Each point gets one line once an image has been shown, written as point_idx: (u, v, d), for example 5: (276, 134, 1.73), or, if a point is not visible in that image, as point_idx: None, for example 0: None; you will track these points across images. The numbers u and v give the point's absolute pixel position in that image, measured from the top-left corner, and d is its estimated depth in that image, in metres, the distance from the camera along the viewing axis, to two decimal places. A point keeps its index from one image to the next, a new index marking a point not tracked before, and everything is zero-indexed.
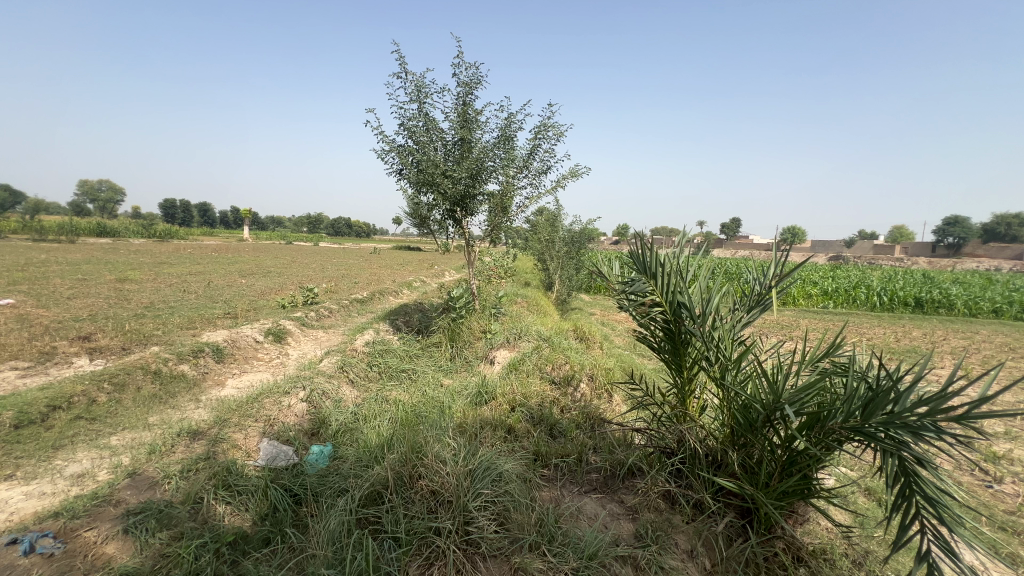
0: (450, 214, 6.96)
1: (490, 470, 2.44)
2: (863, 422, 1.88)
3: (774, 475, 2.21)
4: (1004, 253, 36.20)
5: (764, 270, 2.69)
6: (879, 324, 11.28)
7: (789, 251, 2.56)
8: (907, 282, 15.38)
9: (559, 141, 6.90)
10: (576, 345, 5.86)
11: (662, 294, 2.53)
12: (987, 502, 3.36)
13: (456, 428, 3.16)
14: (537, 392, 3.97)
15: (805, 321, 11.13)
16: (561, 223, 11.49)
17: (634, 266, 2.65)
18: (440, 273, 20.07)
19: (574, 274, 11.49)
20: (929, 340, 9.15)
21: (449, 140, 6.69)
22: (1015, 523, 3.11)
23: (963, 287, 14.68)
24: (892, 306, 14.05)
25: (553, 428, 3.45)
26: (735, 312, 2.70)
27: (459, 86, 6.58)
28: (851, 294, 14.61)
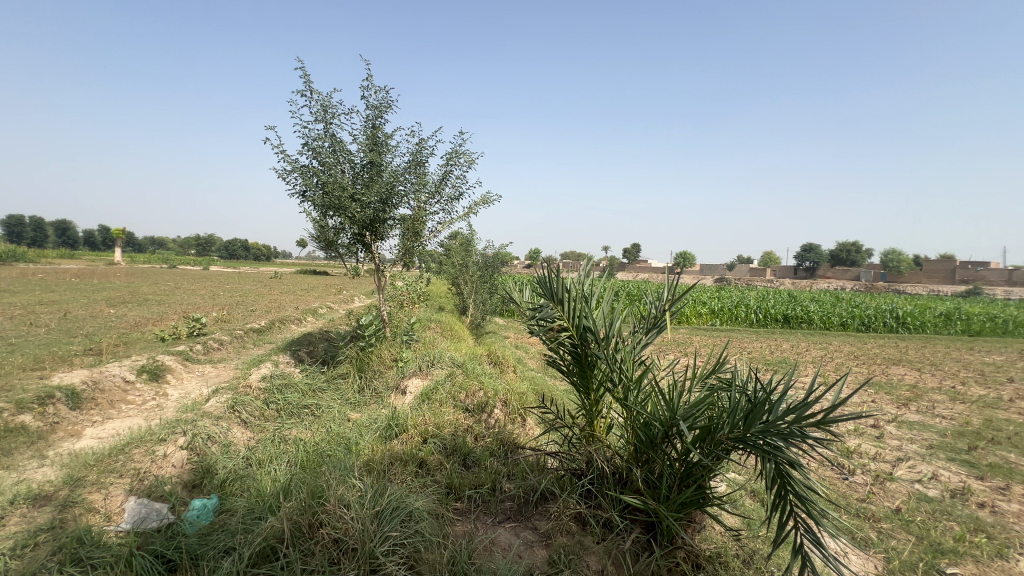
0: (359, 238, 6.71)
1: (399, 510, 2.32)
2: (746, 432, 2.09)
3: (673, 488, 2.35)
4: (847, 276, 43.15)
5: (660, 294, 2.91)
6: (757, 339, 12.76)
7: (679, 276, 2.81)
8: (776, 300, 17.62)
9: (470, 169, 7.04)
10: (490, 370, 5.86)
11: (569, 319, 2.63)
12: (845, 493, 3.87)
13: (362, 467, 2.97)
14: (449, 422, 3.88)
15: (697, 338, 12.24)
16: (474, 248, 11.57)
17: (542, 292, 2.73)
18: (349, 299, 19.17)
19: (487, 298, 11.61)
20: (794, 351, 10.53)
21: (358, 162, 6.49)
22: (866, 508, 3.63)
23: (819, 304, 17.20)
24: (766, 322, 16.00)
25: (466, 458, 3.39)
26: (635, 334, 2.87)
27: (368, 108, 6.45)
28: (733, 312, 16.36)
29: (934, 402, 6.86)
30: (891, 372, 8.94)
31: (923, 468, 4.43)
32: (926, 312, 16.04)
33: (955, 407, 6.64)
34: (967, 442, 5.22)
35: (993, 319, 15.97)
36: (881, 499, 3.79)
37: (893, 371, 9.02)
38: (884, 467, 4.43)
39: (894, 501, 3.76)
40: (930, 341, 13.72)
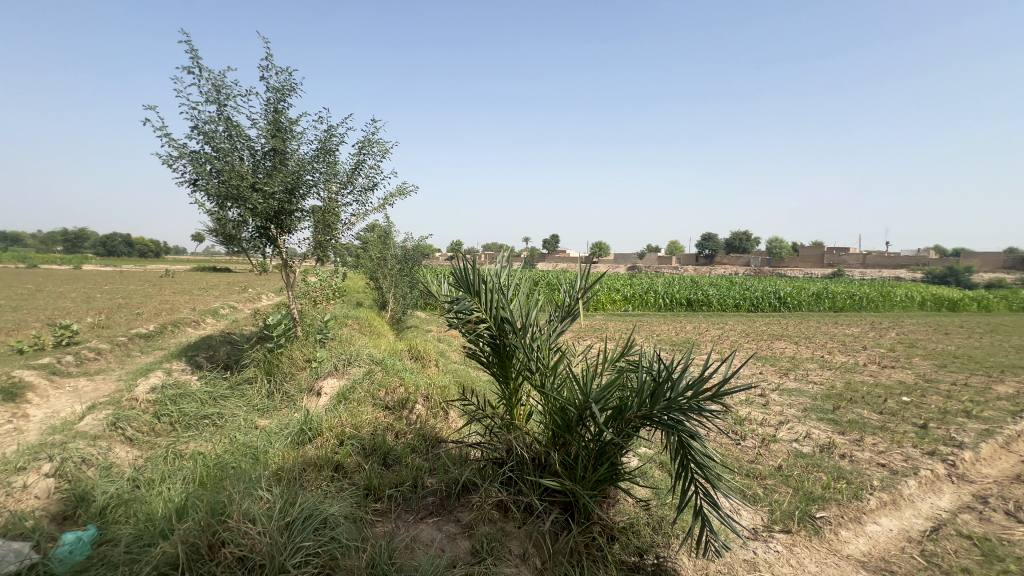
0: (263, 231, 6.20)
1: (313, 518, 2.21)
2: (652, 409, 2.25)
3: (588, 467, 2.48)
4: (740, 262, 48.01)
5: (573, 283, 3.02)
6: (665, 322, 13.78)
7: (591, 265, 2.93)
8: (680, 285, 19.12)
9: (384, 158, 6.79)
10: (411, 365, 5.75)
11: (486, 310, 2.64)
12: (738, 457, 4.34)
13: (271, 477, 2.78)
14: (368, 421, 3.75)
15: (612, 323, 12.94)
16: (393, 240, 11.22)
17: (458, 284, 2.71)
18: (255, 298, 17.72)
19: (408, 291, 11.34)
20: (696, 332, 11.54)
21: (258, 149, 5.97)
22: (754, 468, 4.09)
23: (717, 288, 18.97)
24: (672, 306, 17.33)
25: (387, 457, 3.30)
26: (551, 323, 2.95)
27: (268, 90, 5.94)
28: (644, 298, 17.50)
29: (807, 371, 7.88)
30: (774, 346, 10.12)
31: (799, 429, 5.09)
32: (801, 293, 18.36)
33: (823, 374, 7.69)
34: (832, 403, 6.07)
35: (851, 297, 18.69)
36: (766, 459, 4.30)
37: (776, 345, 10.22)
38: (769, 431, 5.02)
39: (776, 460, 4.29)
40: (804, 317, 15.73)
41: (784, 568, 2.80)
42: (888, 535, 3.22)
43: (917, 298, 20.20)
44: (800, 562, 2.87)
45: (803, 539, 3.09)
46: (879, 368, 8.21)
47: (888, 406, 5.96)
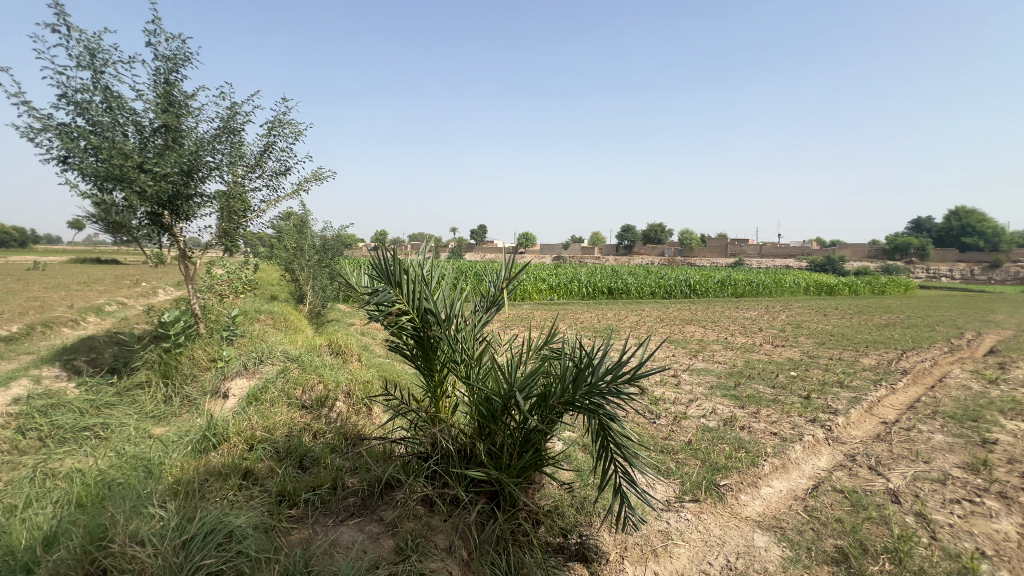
0: (155, 218, 5.51)
1: (216, 533, 2.03)
2: (574, 394, 2.31)
3: (513, 455, 2.51)
4: (655, 252, 51.15)
5: (498, 273, 3.01)
6: (588, 310, 14.34)
7: (515, 254, 2.93)
8: (602, 274, 19.96)
9: (297, 140, 6.32)
10: (331, 361, 5.46)
11: (408, 302, 2.55)
12: (654, 435, 4.64)
13: (167, 491, 2.51)
14: (283, 423, 3.51)
15: (539, 312, 13.21)
16: (310, 229, 10.54)
17: (378, 275, 2.58)
18: (148, 292, 15.83)
19: (327, 283, 10.74)
20: (617, 319, 12.13)
21: (145, 125, 5.29)
22: (668, 444, 4.40)
23: (635, 277, 20.05)
24: (595, 294, 18.05)
25: (304, 459, 3.11)
26: (476, 313, 2.92)
27: (156, 58, 5.27)
28: (569, 287, 18.03)
29: (714, 352, 8.60)
30: (686, 330, 10.92)
31: (706, 406, 5.54)
32: (708, 280, 19.97)
33: (727, 354, 8.44)
34: (734, 381, 6.68)
35: (749, 284, 20.69)
36: (678, 435, 4.64)
37: (687, 329, 11.02)
38: (681, 409, 5.41)
39: (687, 435, 4.64)
40: (710, 303, 17.15)
41: (693, 534, 3.04)
42: (779, 496, 3.61)
43: (802, 284, 22.79)
44: (707, 527, 3.14)
45: (709, 506, 3.38)
46: (772, 347, 9.17)
47: (780, 381, 6.67)
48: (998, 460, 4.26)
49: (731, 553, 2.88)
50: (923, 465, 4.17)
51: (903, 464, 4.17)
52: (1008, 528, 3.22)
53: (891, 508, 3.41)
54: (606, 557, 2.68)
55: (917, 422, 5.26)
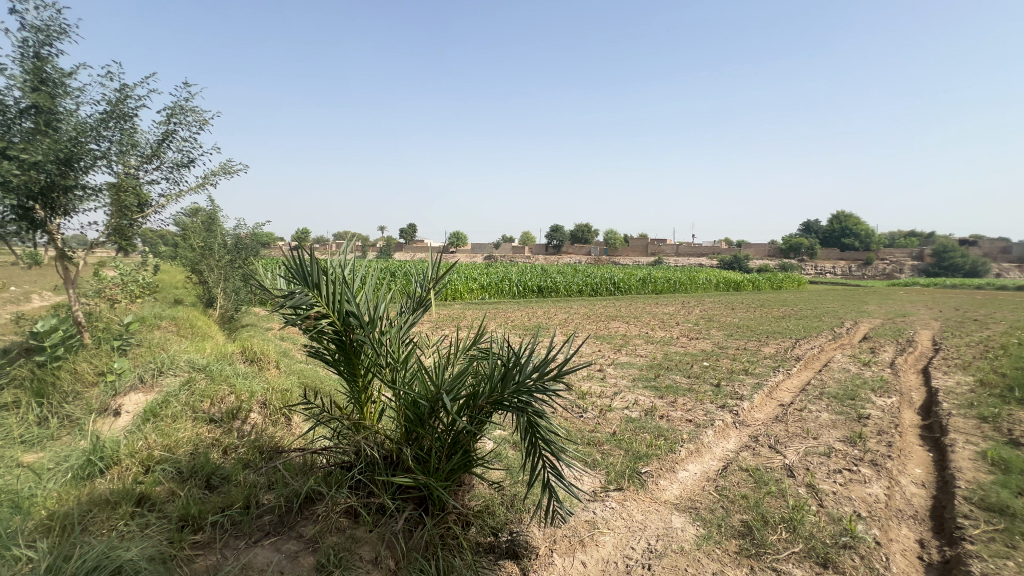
0: (24, 213, 4.77)
1: (102, 571, 1.80)
2: (502, 393, 2.33)
3: (442, 458, 2.47)
4: (582, 252, 52.96)
5: (424, 274, 2.93)
6: (518, 309, 14.51)
7: (441, 254, 2.87)
8: (532, 273, 20.29)
9: (202, 129, 5.78)
10: (245, 369, 5.06)
11: (328, 305, 2.41)
12: (581, 428, 4.79)
13: (40, 528, 2.18)
14: (186, 440, 3.19)
15: (469, 312, 13.15)
16: (219, 226, 9.68)
17: (293, 277, 2.41)
18: (14, 298, 13.63)
19: (240, 285, 9.93)
20: (546, 317, 12.39)
21: (9, 104, 4.55)
22: (594, 437, 4.57)
23: (564, 275, 20.61)
24: (525, 293, 18.31)
25: (211, 478, 2.85)
26: (402, 315, 2.83)
27: (23, 28, 4.56)
28: (499, 286, 18.11)
29: (636, 346, 9.06)
30: (611, 326, 11.40)
31: (629, 398, 5.83)
32: (631, 278, 21.07)
33: (648, 348, 8.95)
34: (654, 373, 7.09)
35: (667, 281, 22.09)
36: (604, 427, 4.84)
37: (612, 325, 11.52)
38: (607, 402, 5.65)
39: (612, 427, 4.85)
40: (633, 300, 18.08)
41: (618, 521, 3.18)
42: (694, 478, 3.89)
43: (713, 281, 24.73)
44: (631, 513, 3.30)
45: (632, 494, 3.55)
46: (687, 340, 9.88)
47: (694, 372, 7.18)
48: (870, 432, 4.91)
49: (652, 536, 3.05)
50: (812, 441, 4.69)
51: (797, 441, 4.66)
52: (879, 491, 3.71)
53: (787, 482, 3.81)
54: (536, 552, 2.72)
55: (807, 402, 5.92)
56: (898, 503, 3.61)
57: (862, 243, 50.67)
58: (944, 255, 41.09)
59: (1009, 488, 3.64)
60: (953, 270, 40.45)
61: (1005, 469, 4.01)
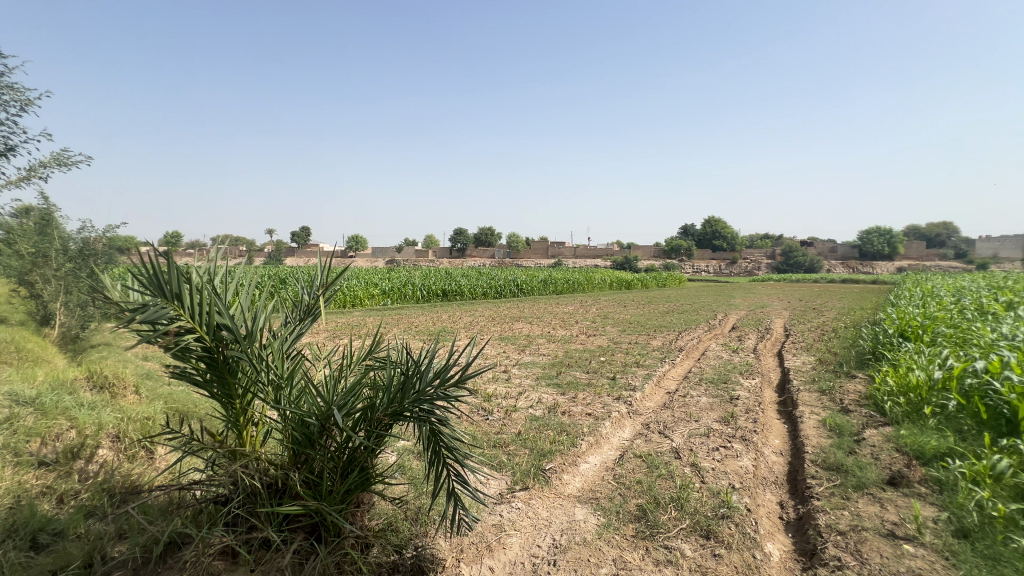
0: None
1: None
2: (401, 404, 2.22)
3: (336, 479, 2.29)
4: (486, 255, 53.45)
5: (312, 279, 2.67)
6: (423, 313, 14.16)
7: (332, 258, 2.63)
8: (436, 277, 19.94)
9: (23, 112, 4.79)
10: (92, 397, 4.27)
11: (193, 318, 2.07)
12: (487, 431, 4.78)
13: None
14: (6, 491, 2.59)
15: (370, 319, 12.52)
16: (55, 229, 8.08)
17: (146, 287, 2.03)
18: None
19: (86, 298, 8.39)
20: (451, 321, 12.25)
21: None
22: (500, 438, 4.59)
23: (469, 278, 20.57)
24: (429, 297, 17.93)
25: (41, 534, 2.35)
26: (286, 326, 2.55)
27: None
28: (403, 291, 17.49)
29: (540, 346, 9.31)
30: (515, 327, 11.61)
31: (534, 397, 5.96)
32: (534, 280, 21.73)
33: (550, 346, 9.27)
34: (556, 371, 7.33)
35: (567, 282, 23.14)
36: (509, 427, 4.88)
37: (516, 327, 11.73)
38: (511, 402, 5.72)
39: (517, 427, 4.91)
40: (536, 300, 18.64)
41: (523, 521, 3.21)
42: (594, 470, 4.08)
43: (608, 281, 26.43)
44: (536, 511, 3.35)
45: (537, 492, 3.62)
46: (586, 337, 10.40)
47: (593, 367, 7.56)
48: (740, 411, 5.56)
49: (556, 531, 3.13)
50: (694, 423, 5.19)
51: (682, 425, 5.12)
52: (748, 463, 4.21)
53: (674, 463, 4.16)
54: (442, 564, 2.64)
55: (689, 388, 6.54)
56: (763, 472, 4.12)
57: (728, 244, 57.79)
58: (790, 255, 48.42)
59: (842, 449, 4.34)
60: (796, 267, 47.79)
61: (839, 433, 4.78)
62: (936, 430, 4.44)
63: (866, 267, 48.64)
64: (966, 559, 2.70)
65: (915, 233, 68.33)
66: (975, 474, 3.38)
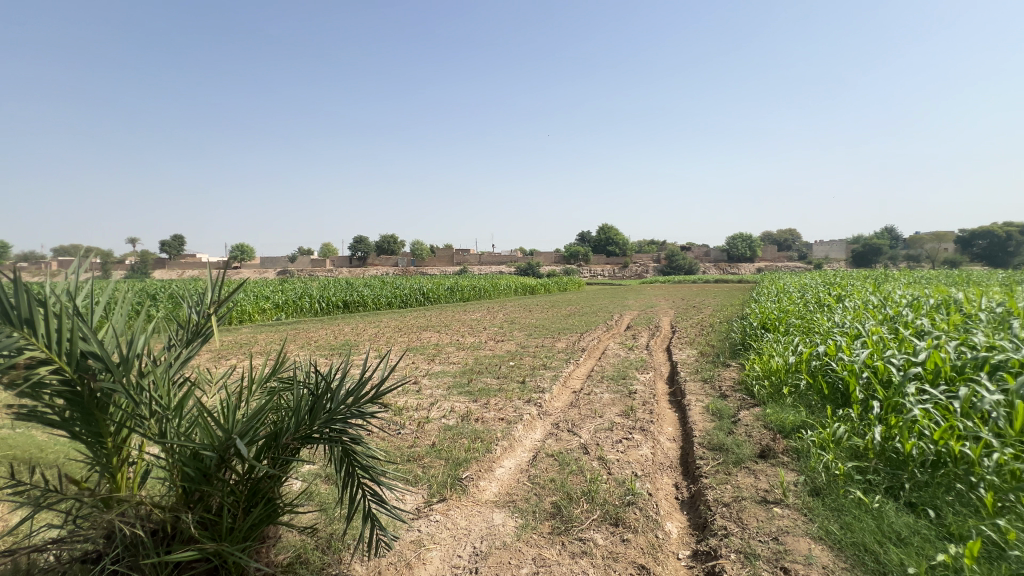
0: None
1: None
2: (310, 426, 2.09)
3: (237, 515, 2.09)
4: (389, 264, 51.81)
5: (201, 296, 2.39)
6: (322, 327, 13.31)
7: (225, 270, 2.37)
8: (336, 288, 18.86)
9: None
10: None
11: (50, 346, 1.76)
12: (400, 446, 4.65)
13: None
14: None
15: (262, 336, 11.46)
16: None
17: None
18: None
19: None
20: (355, 334, 11.67)
21: None
22: (414, 452, 4.48)
23: (372, 288, 19.78)
24: (329, 310, 16.91)
25: None
26: (170, 350, 2.27)
27: None
28: (298, 304, 16.26)
29: (449, 354, 9.25)
30: (423, 337, 11.40)
31: (446, 406, 5.92)
32: (440, 288, 21.55)
33: (460, 354, 9.25)
34: (467, 378, 7.34)
35: (473, 289, 23.30)
36: (423, 440, 4.80)
37: (424, 336, 11.53)
38: (424, 414, 5.61)
39: (430, 439, 4.83)
40: (443, 309, 18.49)
41: (443, 533, 3.18)
42: (509, 473, 4.17)
43: (513, 286, 27.09)
44: (455, 521, 3.34)
45: (455, 502, 3.60)
46: (495, 343, 10.55)
47: (503, 372, 7.70)
48: (638, 404, 6.05)
49: (477, 539, 3.15)
50: (599, 419, 5.53)
51: (588, 422, 5.44)
52: (647, 451, 4.60)
53: (584, 458, 4.40)
54: None
55: (592, 386, 6.96)
56: (659, 458, 4.53)
57: (621, 250, 62.41)
58: (673, 259, 53.61)
59: (723, 430, 4.93)
60: (678, 269, 53.09)
61: (720, 416, 5.41)
62: (792, 407, 5.24)
63: (733, 268, 55.58)
64: (819, 512, 3.22)
65: (769, 238, 79.57)
66: (822, 441, 4.05)
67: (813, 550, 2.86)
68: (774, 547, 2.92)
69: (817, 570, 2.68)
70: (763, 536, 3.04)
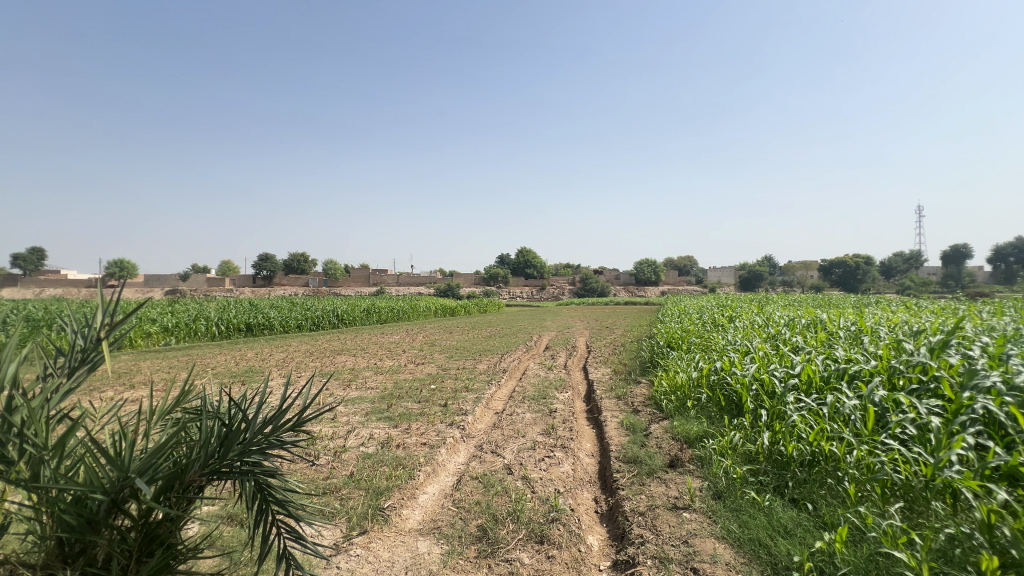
0: None
1: None
2: (220, 461, 1.90)
3: (129, 566, 1.85)
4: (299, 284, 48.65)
5: (88, 319, 2.08)
6: (221, 352, 12.13)
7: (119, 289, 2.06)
8: (236, 310, 17.32)
9: None
10: None
11: None
12: (315, 478, 4.36)
13: None
14: None
15: (147, 363, 10.14)
16: None
17: None
18: None
19: None
20: (259, 359, 10.77)
21: None
22: (331, 483, 4.22)
23: (279, 309, 18.46)
24: (228, 333, 15.45)
25: None
26: (47, 381, 1.96)
27: None
28: (191, 327, 14.65)
29: (366, 379, 8.86)
30: (337, 361, 10.82)
31: (364, 433, 5.66)
32: (355, 309, 20.69)
33: (377, 378, 8.91)
34: (386, 403, 7.08)
35: (391, 310, 22.67)
36: (340, 470, 4.54)
37: (339, 360, 10.96)
38: (340, 443, 5.31)
39: (347, 468, 4.59)
40: (359, 331, 17.76)
41: (364, 568, 3.03)
42: (433, 499, 4.08)
43: (432, 309, 26.75)
44: (377, 554, 3.19)
45: (376, 533, 3.45)
46: (414, 366, 10.32)
47: (424, 396, 7.53)
48: (558, 423, 6.24)
49: (401, 569, 3.03)
50: (521, 439, 5.61)
51: (511, 442, 5.50)
52: (568, 468, 4.77)
53: (508, 479, 4.44)
54: None
55: (514, 407, 7.05)
56: (580, 474, 4.70)
57: (538, 273, 64.58)
58: (587, 282, 56.33)
59: (636, 443, 5.25)
60: (592, 292, 55.72)
61: (633, 430, 5.76)
62: (695, 418, 5.74)
63: (640, 292, 59.62)
64: (722, 514, 3.55)
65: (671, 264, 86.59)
66: (722, 448, 4.48)
67: (717, 549, 3.14)
68: (685, 549, 3.16)
69: (721, 566, 2.94)
70: (675, 540, 3.28)
